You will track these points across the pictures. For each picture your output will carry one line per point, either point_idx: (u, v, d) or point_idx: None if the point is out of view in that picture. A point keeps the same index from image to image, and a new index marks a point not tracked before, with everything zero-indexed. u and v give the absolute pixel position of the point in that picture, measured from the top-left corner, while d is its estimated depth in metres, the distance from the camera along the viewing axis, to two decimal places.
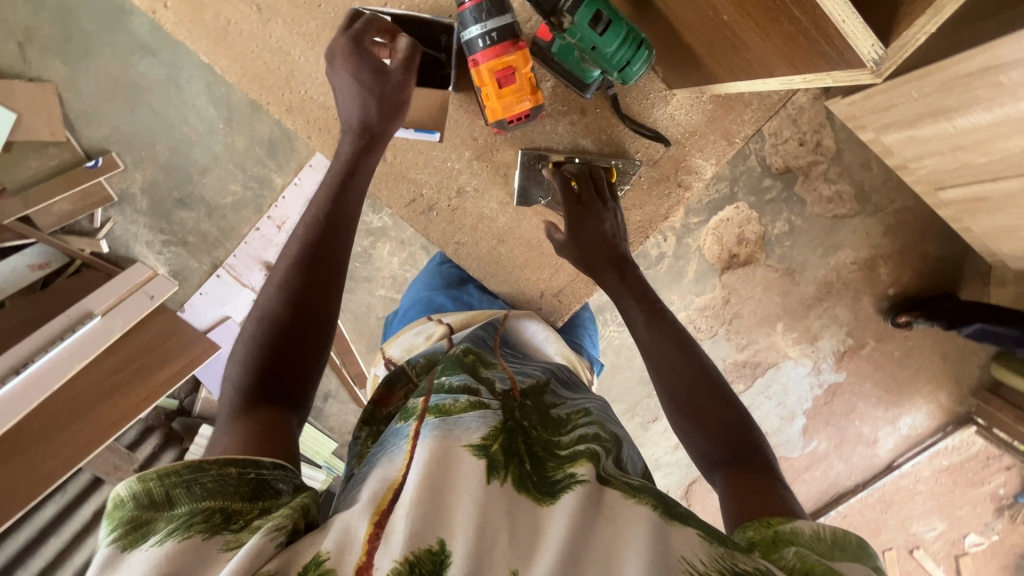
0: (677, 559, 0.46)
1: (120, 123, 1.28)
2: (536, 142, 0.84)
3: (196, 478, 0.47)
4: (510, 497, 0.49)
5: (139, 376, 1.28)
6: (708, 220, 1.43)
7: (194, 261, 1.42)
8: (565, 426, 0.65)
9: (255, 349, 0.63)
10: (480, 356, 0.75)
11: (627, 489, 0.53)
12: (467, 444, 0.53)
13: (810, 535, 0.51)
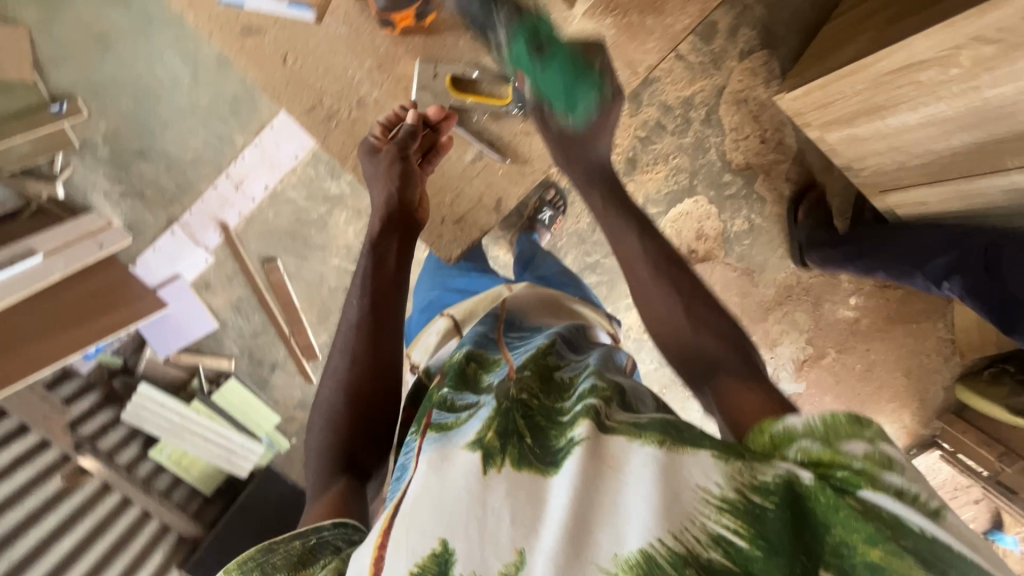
0: (688, 488, 0.44)
1: (87, 71, 1.30)
2: (436, 56, 0.88)
3: (266, 560, 0.54)
4: (513, 484, 0.48)
5: (84, 320, 1.28)
6: (666, 212, 1.43)
7: (151, 215, 1.43)
8: (567, 388, 0.59)
9: (330, 430, 0.73)
10: (480, 360, 0.67)
11: (633, 430, 0.50)
12: (463, 444, 0.52)
13: (803, 429, 0.48)
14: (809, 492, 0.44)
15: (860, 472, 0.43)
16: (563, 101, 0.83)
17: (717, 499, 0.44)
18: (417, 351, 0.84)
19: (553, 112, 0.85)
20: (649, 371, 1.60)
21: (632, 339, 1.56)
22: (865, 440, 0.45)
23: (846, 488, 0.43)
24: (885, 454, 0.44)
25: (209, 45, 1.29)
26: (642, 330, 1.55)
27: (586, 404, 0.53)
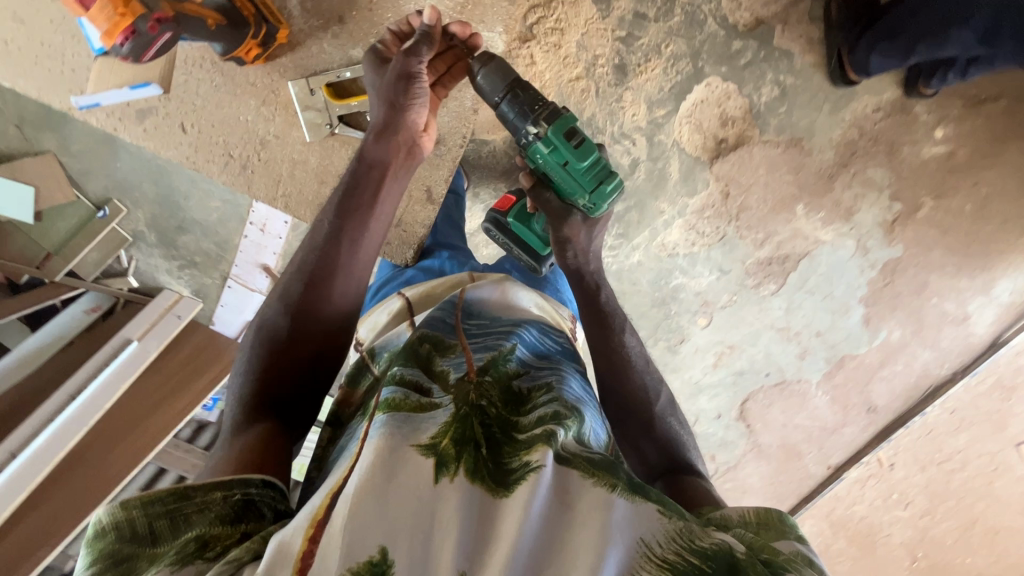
0: (634, 540, 0.50)
1: (111, 172, 1.44)
2: (312, 67, 1.00)
3: (180, 510, 0.55)
4: (464, 493, 0.51)
5: (187, 383, 1.46)
6: (677, 108, 1.25)
7: (208, 277, 1.58)
8: (525, 404, 0.65)
9: (258, 357, 0.81)
10: (435, 341, 0.72)
11: (587, 469, 0.56)
12: (415, 444, 0.54)
13: (737, 518, 0.64)
14: (742, 560, 0.52)
15: (783, 560, 0.55)
16: (587, 205, 0.97)
17: (659, 557, 0.50)
18: (366, 326, 0.88)
19: (576, 210, 1.00)
20: (711, 283, 1.46)
21: (681, 256, 1.43)
22: (789, 539, 0.60)
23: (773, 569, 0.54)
24: (802, 554, 0.58)
25: None
26: (689, 244, 1.41)
27: (546, 428, 0.59)
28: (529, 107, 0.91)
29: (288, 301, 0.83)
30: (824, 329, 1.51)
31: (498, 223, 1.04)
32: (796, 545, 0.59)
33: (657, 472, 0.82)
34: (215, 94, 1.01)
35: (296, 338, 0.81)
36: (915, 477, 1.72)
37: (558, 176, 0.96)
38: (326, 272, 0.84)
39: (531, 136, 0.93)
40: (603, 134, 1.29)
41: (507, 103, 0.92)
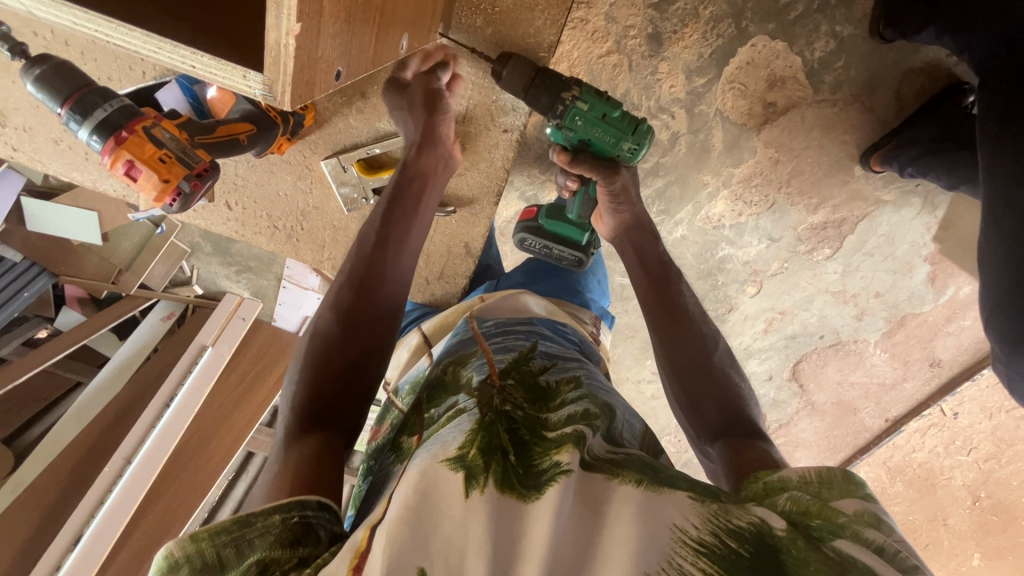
0: (668, 527, 0.46)
1: None
2: (338, 141, 0.93)
3: (243, 535, 0.50)
4: (495, 507, 0.47)
5: (261, 380, 1.59)
6: (718, 76, 1.15)
7: (264, 279, 1.66)
8: (553, 399, 0.63)
9: (309, 374, 0.73)
10: (460, 360, 0.72)
11: (610, 469, 0.53)
12: (444, 459, 0.51)
13: (797, 480, 0.56)
14: (784, 543, 0.47)
15: (843, 525, 0.49)
16: (631, 150, 0.85)
17: (695, 541, 0.46)
18: (391, 365, 0.89)
19: (618, 164, 0.87)
20: (760, 252, 1.40)
21: (727, 227, 1.37)
22: (855, 497, 0.52)
23: (823, 538, 0.48)
24: (871, 511, 0.51)
25: None
26: (736, 214, 1.35)
27: (574, 429, 0.57)
28: (552, 86, 0.80)
29: (338, 305, 0.77)
30: (884, 289, 1.44)
31: (529, 228, 1.01)
32: (864, 503, 0.52)
33: (715, 432, 0.76)
34: (251, 170, 0.97)
35: (350, 348, 0.75)
36: (980, 425, 1.66)
37: (595, 133, 0.83)
38: (375, 279, 0.78)
39: (564, 99, 0.81)
40: (639, 111, 1.21)
41: (530, 91, 0.81)
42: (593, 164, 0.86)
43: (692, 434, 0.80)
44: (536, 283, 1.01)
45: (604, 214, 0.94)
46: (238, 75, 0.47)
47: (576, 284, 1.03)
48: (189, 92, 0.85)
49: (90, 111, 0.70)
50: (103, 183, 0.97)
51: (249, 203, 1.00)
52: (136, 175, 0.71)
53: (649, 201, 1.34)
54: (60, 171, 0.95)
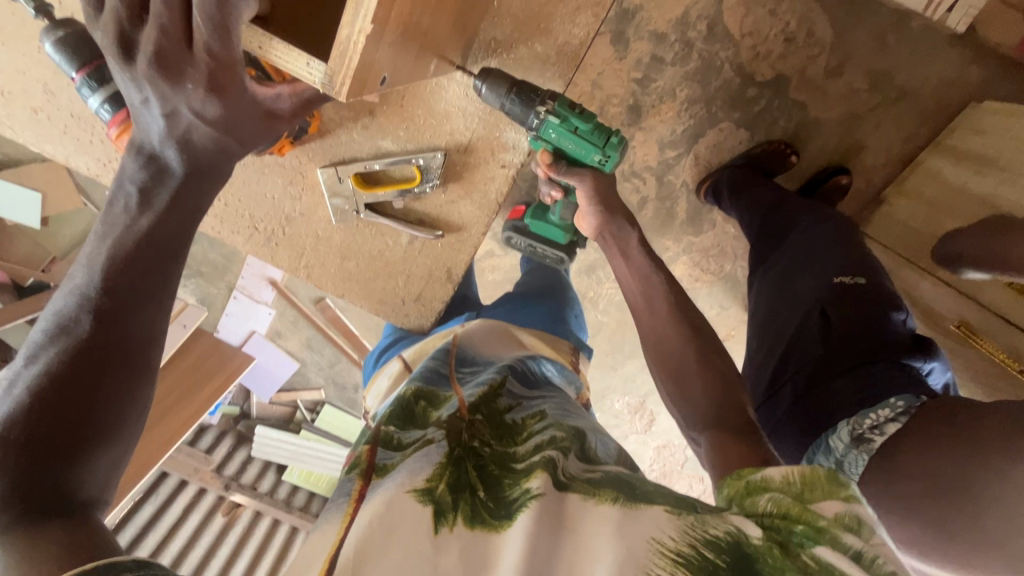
0: (645, 541, 0.48)
1: None
2: (339, 153, 0.92)
3: None
4: (465, 542, 0.50)
5: (191, 394, 1.50)
6: (688, 152, 1.26)
7: (213, 287, 1.58)
8: (519, 434, 0.66)
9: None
10: (430, 397, 0.73)
11: (586, 488, 0.55)
12: (411, 489, 0.54)
13: (780, 481, 0.55)
14: (761, 552, 0.48)
15: (824, 529, 0.49)
16: (602, 160, 0.87)
17: (674, 552, 0.47)
18: (371, 395, 0.87)
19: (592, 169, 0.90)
20: (711, 318, 1.49)
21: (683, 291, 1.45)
22: (836, 499, 0.51)
23: (804, 544, 0.48)
24: (853, 515, 0.50)
25: None
26: (693, 280, 1.43)
27: (543, 456, 0.59)
28: (528, 94, 0.82)
29: (52, 341, 0.57)
30: None
31: (517, 228, 1.07)
32: (847, 506, 0.51)
33: (705, 420, 0.72)
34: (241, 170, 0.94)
35: (47, 403, 0.52)
36: None
37: (569, 144, 0.85)
38: (104, 324, 0.59)
39: (536, 109, 0.82)
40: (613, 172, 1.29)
41: (506, 102, 0.82)
42: (569, 172, 0.89)
43: (682, 424, 0.77)
44: (517, 313, 1.03)
45: (584, 216, 0.94)
46: (303, 63, 0.55)
47: (558, 314, 1.05)
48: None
49: (110, 79, 0.72)
50: (74, 164, 0.92)
51: (221, 207, 0.97)
52: None
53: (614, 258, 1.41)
54: (28, 145, 0.90)
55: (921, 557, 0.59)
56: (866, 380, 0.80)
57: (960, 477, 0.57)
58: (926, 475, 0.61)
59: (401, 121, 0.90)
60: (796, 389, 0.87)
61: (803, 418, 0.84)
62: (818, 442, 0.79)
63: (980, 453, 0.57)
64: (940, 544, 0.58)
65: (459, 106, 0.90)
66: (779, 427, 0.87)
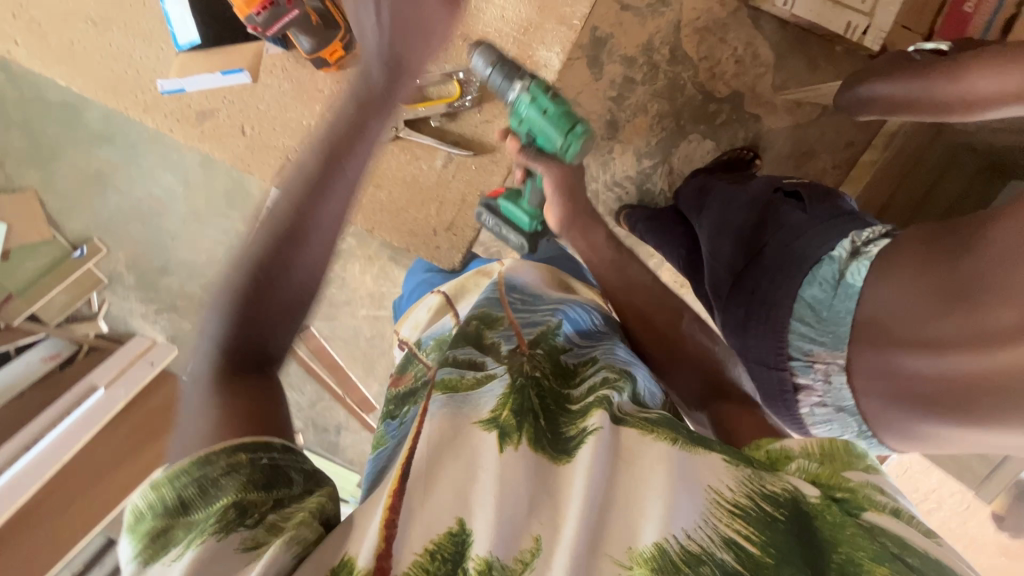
0: (702, 487, 0.46)
1: (95, 210, 1.39)
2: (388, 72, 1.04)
3: (207, 476, 0.47)
4: (531, 462, 0.47)
5: (155, 437, 1.37)
6: (663, 161, 1.38)
7: (187, 322, 1.49)
8: (574, 377, 0.63)
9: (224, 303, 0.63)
10: (484, 318, 0.71)
11: (644, 424, 0.52)
12: (478, 421, 0.49)
13: (800, 450, 0.56)
14: (817, 509, 0.48)
15: (856, 495, 0.50)
16: (565, 147, 0.87)
17: (729, 502, 0.46)
18: (407, 326, 0.89)
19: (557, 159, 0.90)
20: None
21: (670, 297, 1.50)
22: (858, 468, 0.53)
23: (851, 510, 0.49)
24: (874, 482, 0.52)
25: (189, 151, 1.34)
26: (678, 285, 1.49)
27: (598, 395, 0.56)
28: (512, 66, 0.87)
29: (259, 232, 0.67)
30: None
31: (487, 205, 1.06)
32: (866, 473, 0.53)
33: (703, 397, 0.77)
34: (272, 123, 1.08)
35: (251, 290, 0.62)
36: None
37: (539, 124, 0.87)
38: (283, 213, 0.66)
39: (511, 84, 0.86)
40: (597, 182, 1.39)
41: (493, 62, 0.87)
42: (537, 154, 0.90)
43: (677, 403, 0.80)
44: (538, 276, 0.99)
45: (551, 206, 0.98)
46: None
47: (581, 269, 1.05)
48: (201, 45, 1.01)
49: None
50: None
51: None
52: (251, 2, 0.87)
53: None
54: None
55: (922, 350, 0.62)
56: (842, 221, 0.77)
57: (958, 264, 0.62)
58: (928, 270, 0.65)
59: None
60: (775, 246, 0.80)
61: (770, 293, 0.77)
62: (816, 269, 0.73)
63: (981, 237, 0.62)
64: (936, 322, 0.62)
65: (494, 28, 1.04)
66: (764, 283, 0.78)
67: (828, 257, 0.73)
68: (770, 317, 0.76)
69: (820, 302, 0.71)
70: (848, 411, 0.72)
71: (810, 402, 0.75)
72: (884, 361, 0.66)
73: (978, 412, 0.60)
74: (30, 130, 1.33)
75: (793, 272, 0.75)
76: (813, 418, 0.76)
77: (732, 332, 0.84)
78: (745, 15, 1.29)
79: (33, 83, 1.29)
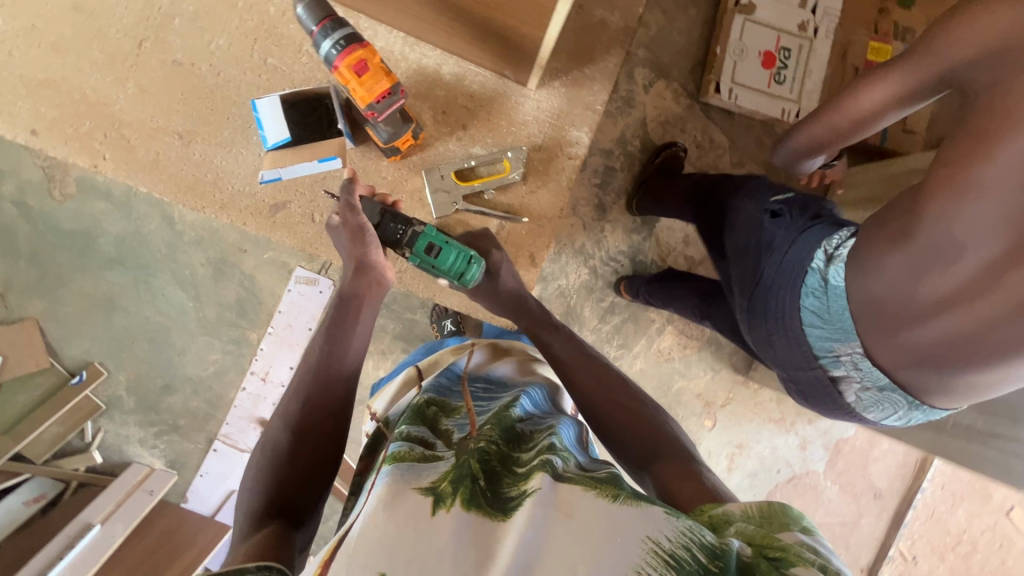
0: (639, 538, 0.44)
1: (99, 333, 1.37)
2: (435, 161, 1.06)
3: None
4: (461, 522, 0.45)
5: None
6: (650, 234, 1.51)
7: (190, 442, 1.42)
8: (526, 443, 0.63)
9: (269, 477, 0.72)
10: (442, 406, 0.75)
11: (588, 483, 0.51)
12: (417, 486, 0.50)
13: (740, 514, 0.53)
14: (751, 564, 0.45)
15: (788, 551, 0.47)
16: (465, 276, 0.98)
17: (667, 553, 0.43)
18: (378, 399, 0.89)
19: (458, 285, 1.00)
20: (707, 384, 1.57)
21: (677, 360, 1.55)
22: (793, 531, 0.50)
23: (780, 566, 0.45)
24: (811, 544, 0.48)
25: (201, 265, 1.37)
26: (682, 348, 1.55)
27: (543, 461, 0.55)
28: (401, 217, 0.97)
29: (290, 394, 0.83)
30: (812, 416, 1.60)
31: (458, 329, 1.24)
32: (804, 536, 0.50)
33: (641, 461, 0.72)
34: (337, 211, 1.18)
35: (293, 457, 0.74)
36: (939, 569, 1.61)
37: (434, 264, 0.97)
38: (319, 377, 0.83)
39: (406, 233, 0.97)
40: (594, 258, 1.50)
41: (380, 216, 0.96)
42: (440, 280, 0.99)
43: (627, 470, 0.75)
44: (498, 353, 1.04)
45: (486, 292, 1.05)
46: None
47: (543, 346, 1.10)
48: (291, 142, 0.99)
49: (346, 26, 0.84)
50: None
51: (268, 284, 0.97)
52: (363, 73, 0.84)
53: (609, 336, 1.52)
54: None
55: (933, 312, 0.69)
56: (814, 229, 0.84)
57: (916, 242, 0.69)
58: (897, 248, 0.71)
59: (488, 132, 1.08)
60: (771, 265, 0.86)
61: (765, 302, 0.87)
62: (806, 279, 0.81)
63: (924, 204, 0.69)
64: (934, 282, 0.68)
65: (532, 117, 1.09)
66: (770, 302, 0.86)
67: (808, 270, 0.81)
68: (787, 331, 0.84)
69: (819, 309, 0.79)
70: (887, 389, 0.79)
71: (854, 390, 0.83)
72: (899, 340, 0.73)
73: (993, 355, 0.68)
74: (39, 259, 1.34)
75: (787, 291, 0.83)
76: (868, 403, 0.84)
77: (763, 348, 0.92)
78: (699, 108, 1.52)
79: (47, 214, 1.32)
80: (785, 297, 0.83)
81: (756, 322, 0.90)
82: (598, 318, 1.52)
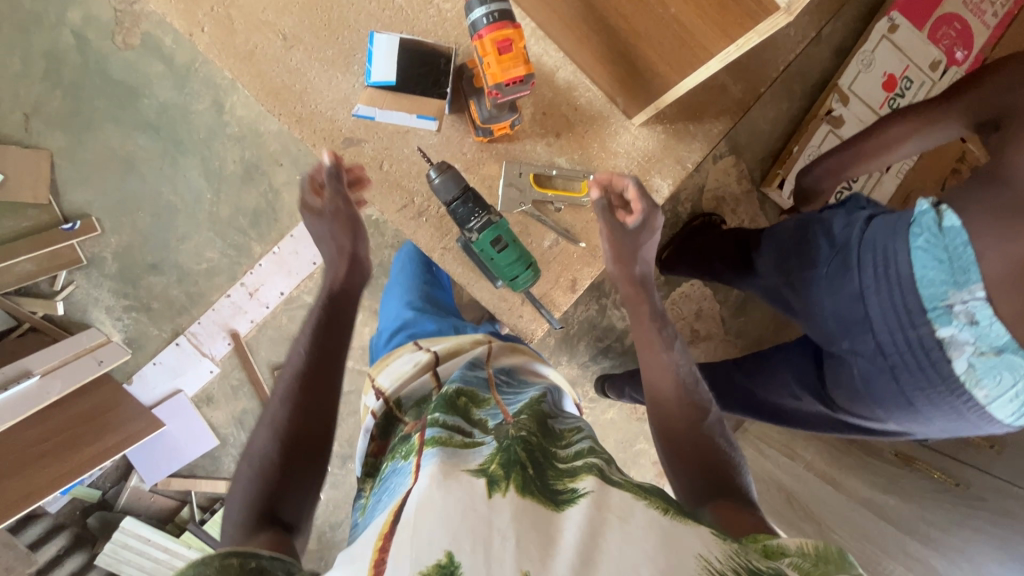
0: (695, 555, 0.44)
1: (108, 190, 1.33)
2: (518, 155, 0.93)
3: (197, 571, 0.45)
4: (519, 508, 0.45)
5: (74, 447, 1.17)
6: (669, 292, 1.49)
7: (155, 328, 1.38)
8: (560, 441, 0.62)
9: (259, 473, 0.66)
10: (471, 395, 0.71)
11: (638, 491, 0.50)
12: (466, 470, 0.50)
13: (796, 548, 0.50)
14: None
15: None
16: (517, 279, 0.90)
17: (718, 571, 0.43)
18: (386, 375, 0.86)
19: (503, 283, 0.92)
20: None
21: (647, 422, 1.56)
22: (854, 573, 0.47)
23: None
24: None
25: (233, 163, 1.34)
26: None
27: (588, 462, 0.55)
28: (478, 202, 0.86)
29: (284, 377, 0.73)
30: None
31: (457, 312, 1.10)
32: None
33: (703, 493, 0.66)
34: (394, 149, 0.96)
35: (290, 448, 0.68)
36: None
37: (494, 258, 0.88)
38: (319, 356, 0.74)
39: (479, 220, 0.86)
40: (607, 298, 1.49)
41: (459, 198, 0.85)
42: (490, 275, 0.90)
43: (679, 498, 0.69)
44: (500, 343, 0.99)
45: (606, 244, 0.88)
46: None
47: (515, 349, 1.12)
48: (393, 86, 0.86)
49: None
50: None
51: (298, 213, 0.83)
52: (506, 51, 0.75)
53: (593, 377, 1.52)
54: None
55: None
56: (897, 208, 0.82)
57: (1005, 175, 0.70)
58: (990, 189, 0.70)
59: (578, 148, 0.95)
60: (858, 239, 0.83)
61: (863, 266, 0.80)
62: (915, 218, 0.75)
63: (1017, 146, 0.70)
64: None
65: (625, 150, 0.95)
66: (864, 265, 0.80)
67: (919, 210, 0.75)
68: (887, 295, 0.77)
69: (932, 252, 0.72)
70: (1008, 352, 0.69)
71: (968, 357, 0.72)
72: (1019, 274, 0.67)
73: None
74: (76, 96, 1.30)
75: (893, 238, 0.77)
76: (988, 377, 0.71)
77: (858, 330, 0.82)
78: (756, 196, 1.53)
79: (101, 56, 1.28)
80: (890, 254, 0.77)
81: (853, 300, 0.82)
82: (589, 355, 1.51)
